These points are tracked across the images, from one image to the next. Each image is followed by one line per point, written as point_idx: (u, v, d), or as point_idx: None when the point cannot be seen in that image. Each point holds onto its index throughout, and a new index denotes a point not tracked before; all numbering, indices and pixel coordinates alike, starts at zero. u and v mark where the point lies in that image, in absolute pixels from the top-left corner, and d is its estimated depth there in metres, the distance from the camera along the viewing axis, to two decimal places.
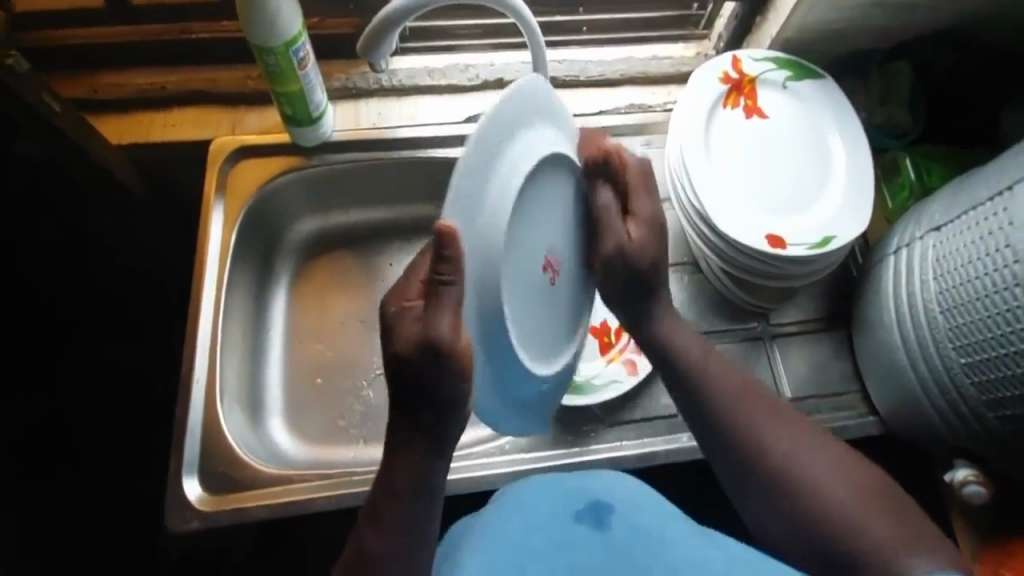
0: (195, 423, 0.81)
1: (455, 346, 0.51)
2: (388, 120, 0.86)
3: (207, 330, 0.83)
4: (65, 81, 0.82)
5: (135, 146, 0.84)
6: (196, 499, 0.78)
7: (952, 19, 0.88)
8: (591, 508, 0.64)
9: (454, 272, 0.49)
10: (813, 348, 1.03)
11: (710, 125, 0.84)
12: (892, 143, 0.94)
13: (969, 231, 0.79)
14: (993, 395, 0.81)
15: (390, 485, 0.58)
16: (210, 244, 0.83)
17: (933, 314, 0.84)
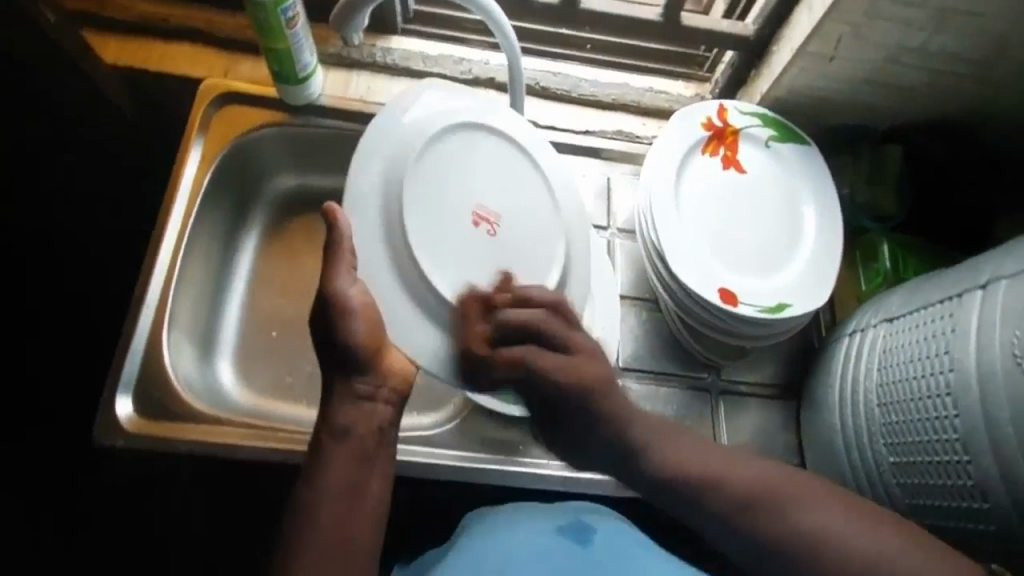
0: (137, 349, 0.83)
1: (345, 299, 0.62)
2: (376, 95, 0.88)
3: (167, 261, 0.85)
4: None
5: (128, 70, 0.86)
6: (126, 418, 0.80)
7: (948, 111, 0.87)
8: (573, 527, 0.77)
9: (340, 244, 0.61)
10: (762, 413, 1.02)
11: (685, 169, 0.83)
12: (872, 225, 0.92)
13: (916, 329, 0.78)
14: (915, 500, 0.80)
15: (330, 458, 0.62)
16: (182, 180, 0.86)
17: (871, 406, 0.84)
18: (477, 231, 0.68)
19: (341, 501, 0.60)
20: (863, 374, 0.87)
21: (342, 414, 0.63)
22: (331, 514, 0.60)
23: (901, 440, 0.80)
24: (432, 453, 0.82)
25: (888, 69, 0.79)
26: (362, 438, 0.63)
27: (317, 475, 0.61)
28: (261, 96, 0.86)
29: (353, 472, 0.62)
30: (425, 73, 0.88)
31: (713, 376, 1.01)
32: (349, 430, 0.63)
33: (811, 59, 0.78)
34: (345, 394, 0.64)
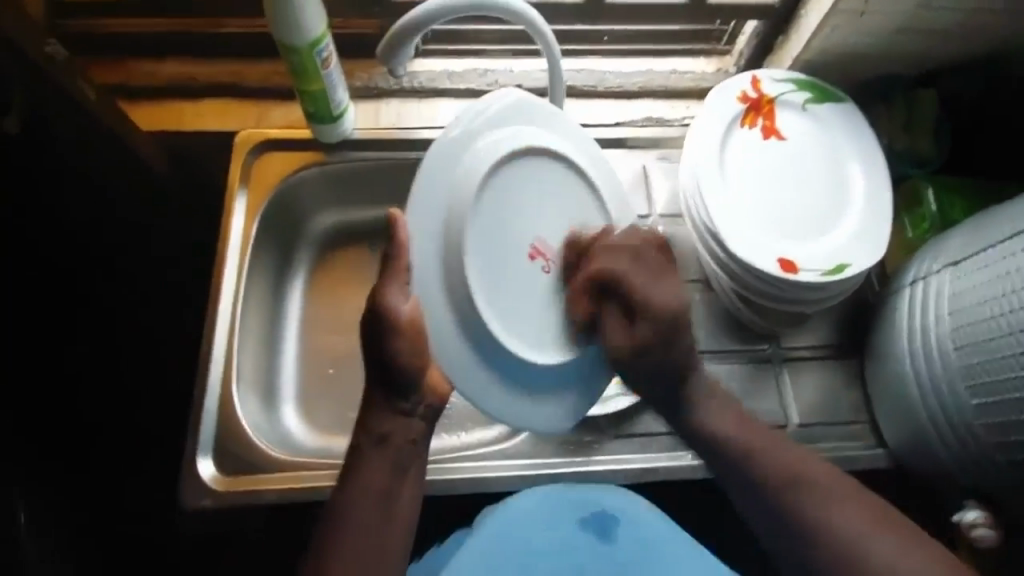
0: (210, 407, 0.83)
1: (398, 313, 0.62)
2: (407, 121, 0.88)
3: (227, 317, 0.86)
4: (102, 67, 0.86)
5: (165, 133, 0.89)
6: (210, 478, 0.81)
7: (984, 48, 0.87)
8: (595, 517, 0.82)
9: (398, 252, 0.62)
10: (827, 372, 1.02)
11: (727, 143, 0.84)
12: (913, 170, 0.93)
13: (986, 270, 0.78)
14: (1005, 439, 0.80)
15: (364, 471, 0.66)
16: (232, 233, 0.86)
17: (946, 352, 0.84)
18: (534, 265, 0.71)
19: (378, 508, 0.66)
20: (933, 323, 0.86)
21: (382, 423, 0.68)
22: (360, 532, 0.64)
23: (986, 380, 0.79)
24: (508, 464, 0.82)
25: (922, 17, 0.78)
26: (398, 450, 0.68)
27: (353, 484, 0.66)
28: (297, 140, 0.87)
29: (386, 485, 0.67)
30: (452, 91, 0.89)
31: (774, 346, 1.01)
32: (387, 438, 0.67)
33: (845, 17, 0.77)
34: (383, 404, 0.68)
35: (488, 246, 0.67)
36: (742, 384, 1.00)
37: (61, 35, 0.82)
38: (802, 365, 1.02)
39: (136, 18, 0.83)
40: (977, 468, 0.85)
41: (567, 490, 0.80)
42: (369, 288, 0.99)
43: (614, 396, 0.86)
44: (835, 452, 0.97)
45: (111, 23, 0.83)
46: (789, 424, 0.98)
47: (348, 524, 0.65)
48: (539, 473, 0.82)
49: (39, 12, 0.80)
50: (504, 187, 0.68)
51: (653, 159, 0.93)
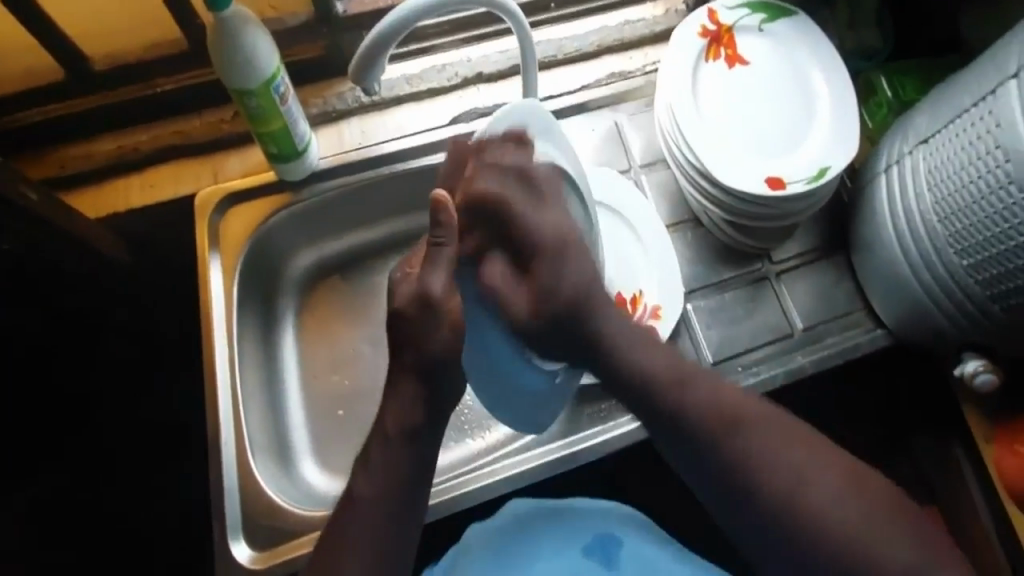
0: (232, 486, 0.78)
1: (444, 304, 0.62)
2: (373, 137, 0.83)
3: (229, 388, 0.80)
4: (29, 163, 0.77)
5: (114, 216, 0.79)
6: (249, 559, 0.76)
7: None
8: (601, 543, 0.82)
9: (445, 234, 0.61)
10: (818, 275, 1.06)
11: (696, 80, 0.83)
12: (864, 65, 0.97)
13: (960, 137, 0.81)
14: (997, 289, 0.85)
15: (376, 481, 0.62)
16: (213, 299, 0.79)
17: (930, 224, 0.89)
18: None
19: (396, 507, 0.62)
20: (914, 200, 0.90)
21: (404, 412, 0.64)
22: (375, 544, 0.61)
23: (971, 241, 0.84)
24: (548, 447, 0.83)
25: None
26: (423, 447, 0.64)
27: (371, 479, 0.62)
28: (258, 186, 0.79)
29: (403, 482, 0.63)
30: (413, 95, 0.84)
31: (766, 263, 1.03)
32: (415, 433, 0.64)
33: None
34: (413, 392, 0.64)
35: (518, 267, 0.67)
36: (743, 306, 1.02)
37: None
38: (796, 274, 1.05)
39: (61, 99, 0.74)
40: (971, 321, 0.91)
41: (562, 513, 0.83)
42: (363, 319, 0.93)
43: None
44: (839, 347, 1.02)
45: (35, 112, 0.74)
46: (794, 332, 1.02)
47: (355, 539, 0.60)
48: (582, 449, 0.81)
49: None
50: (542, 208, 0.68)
51: (628, 114, 0.91)
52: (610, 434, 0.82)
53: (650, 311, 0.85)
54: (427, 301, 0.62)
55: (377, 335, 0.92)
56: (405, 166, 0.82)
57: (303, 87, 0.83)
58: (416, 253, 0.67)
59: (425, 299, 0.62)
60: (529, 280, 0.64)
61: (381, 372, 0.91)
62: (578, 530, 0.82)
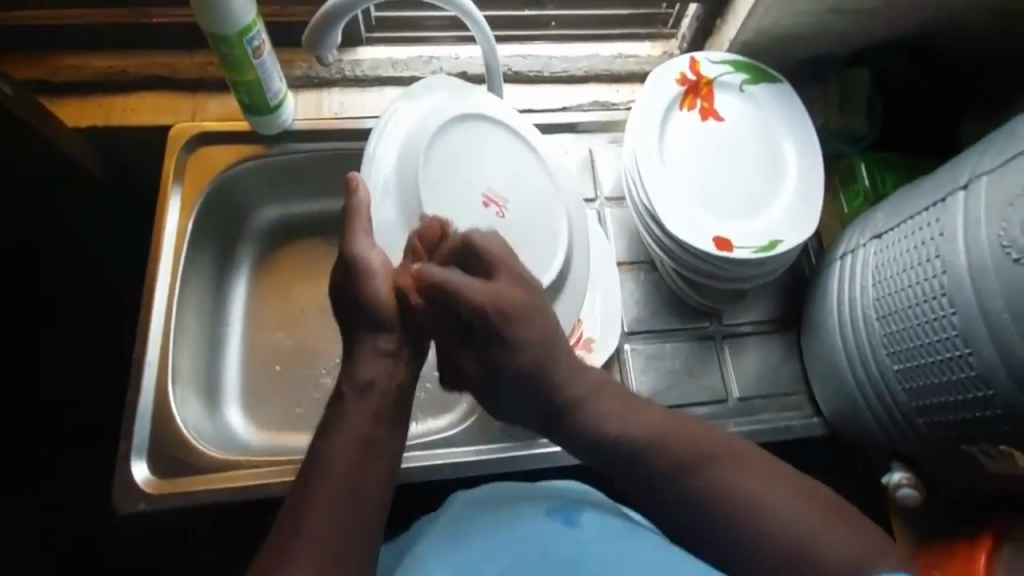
0: (146, 409, 0.78)
1: (364, 260, 0.62)
2: (349, 111, 0.88)
3: (163, 317, 0.81)
4: (21, 62, 0.83)
5: (92, 129, 0.86)
6: (144, 482, 0.76)
7: (907, 30, 0.91)
8: (560, 510, 0.68)
9: (354, 208, 0.64)
10: (766, 348, 1.03)
11: (666, 126, 0.86)
12: (848, 147, 0.97)
13: (907, 241, 0.82)
14: (924, 400, 0.84)
15: (344, 436, 0.58)
16: (165, 231, 0.83)
17: (869, 319, 0.88)
18: (488, 212, 0.72)
19: (359, 459, 0.57)
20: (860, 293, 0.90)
21: (366, 367, 0.61)
22: (342, 488, 0.56)
23: (904, 345, 0.83)
24: (452, 451, 0.85)
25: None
26: (383, 398, 0.61)
27: (336, 433, 0.58)
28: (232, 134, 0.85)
29: (367, 436, 0.59)
30: (395, 79, 0.89)
31: (715, 323, 1.01)
32: (374, 384, 0.61)
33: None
34: (373, 351, 0.62)
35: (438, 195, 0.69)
36: (685, 361, 1.00)
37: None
38: (742, 342, 1.03)
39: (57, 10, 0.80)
40: (898, 430, 0.90)
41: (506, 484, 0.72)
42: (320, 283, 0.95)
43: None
44: (774, 424, 0.99)
45: (26, 17, 0.80)
46: (728, 399, 0.99)
47: (319, 491, 0.55)
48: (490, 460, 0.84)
49: None
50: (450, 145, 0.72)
51: (604, 143, 0.95)
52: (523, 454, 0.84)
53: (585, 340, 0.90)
54: (351, 261, 0.62)
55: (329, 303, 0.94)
56: None
57: (288, 49, 0.88)
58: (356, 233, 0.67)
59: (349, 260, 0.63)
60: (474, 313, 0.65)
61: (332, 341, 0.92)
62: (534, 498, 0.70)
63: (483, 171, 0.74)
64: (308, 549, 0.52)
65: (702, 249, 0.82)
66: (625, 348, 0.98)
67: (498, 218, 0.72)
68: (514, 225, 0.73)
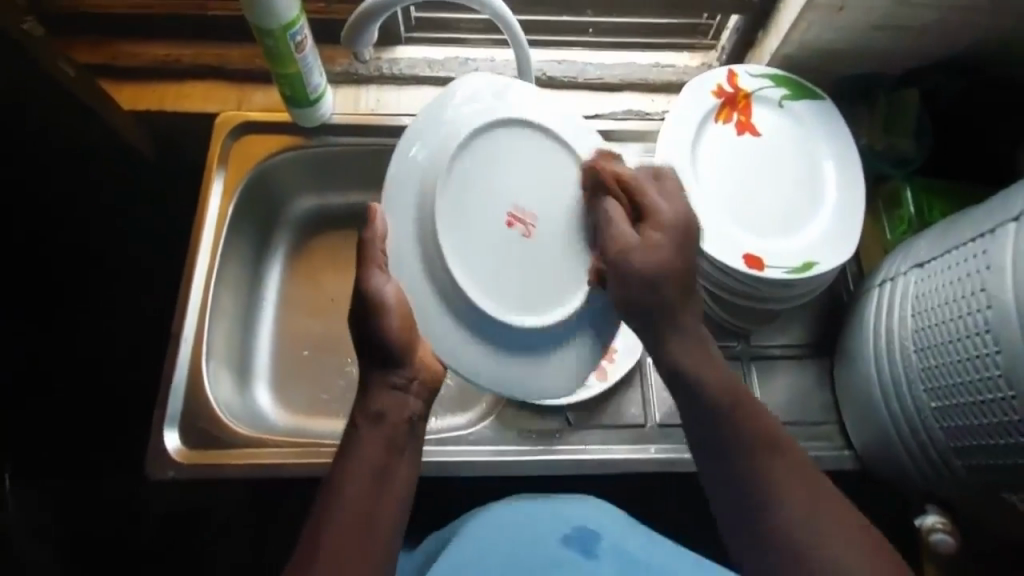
0: (180, 381, 0.81)
1: (379, 297, 0.62)
2: (385, 107, 0.92)
3: (200, 292, 0.84)
4: (86, 47, 0.90)
5: (146, 113, 0.91)
6: (175, 450, 0.78)
7: (957, 51, 0.89)
8: (578, 532, 0.77)
9: (371, 241, 0.63)
10: (800, 375, 0.93)
11: (700, 138, 0.84)
12: (892, 171, 0.93)
13: (952, 270, 0.71)
14: (962, 442, 0.73)
15: (357, 458, 0.61)
16: (209, 212, 0.86)
17: (905, 351, 0.77)
18: (513, 233, 0.68)
19: (369, 493, 0.59)
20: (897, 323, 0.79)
21: (377, 400, 0.64)
22: (355, 520, 0.58)
23: (942, 383, 0.72)
24: (471, 450, 0.81)
25: (901, 14, 0.80)
26: (392, 430, 0.64)
27: (348, 464, 0.61)
28: (274, 124, 0.89)
29: (378, 467, 0.61)
30: (431, 78, 0.93)
31: (743, 343, 0.91)
32: (384, 417, 0.64)
33: (822, 12, 0.79)
34: (383, 384, 0.65)
35: (462, 219, 0.65)
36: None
37: (74, 20, 0.88)
38: (773, 366, 0.93)
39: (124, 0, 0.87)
40: (935, 471, 0.78)
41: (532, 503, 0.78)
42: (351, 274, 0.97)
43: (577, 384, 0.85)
44: (803, 453, 0.88)
45: (96, 5, 0.87)
46: None
47: (331, 510, 0.58)
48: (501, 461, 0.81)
49: None
50: (478, 161, 0.67)
51: (638, 154, 0.94)
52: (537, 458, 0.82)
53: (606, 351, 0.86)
54: (369, 295, 0.62)
55: None
56: None
57: (328, 48, 0.93)
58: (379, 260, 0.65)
59: (366, 294, 0.62)
60: (665, 237, 0.66)
61: None
62: (555, 520, 0.78)
63: (512, 185, 0.68)
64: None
65: (732, 267, 0.78)
66: (644, 362, 0.88)
67: (525, 239, 0.68)
68: (539, 248, 0.69)
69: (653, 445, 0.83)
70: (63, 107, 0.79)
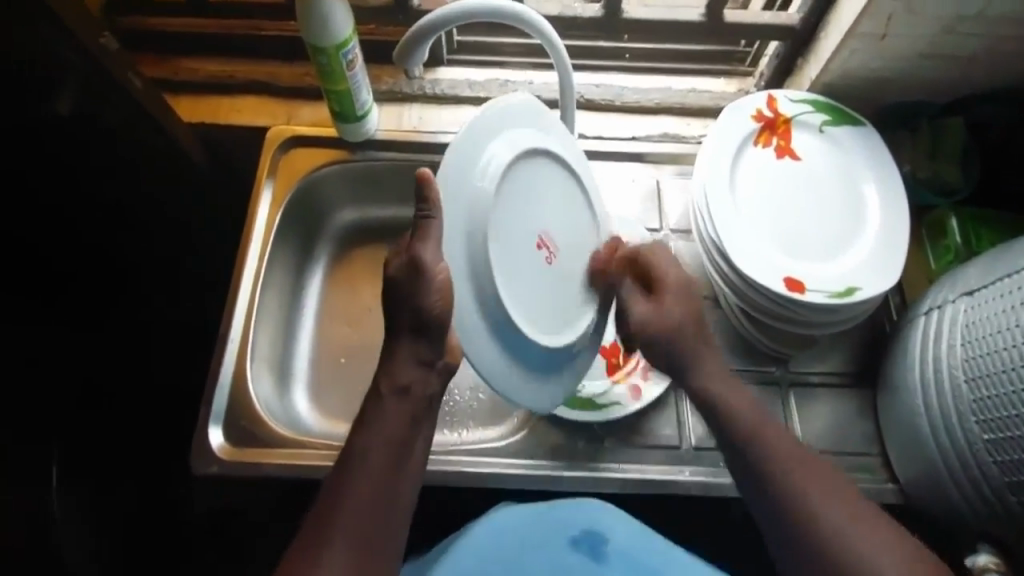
0: (225, 378, 0.83)
1: (435, 273, 0.58)
2: (428, 125, 0.95)
3: (247, 296, 0.87)
4: (150, 62, 0.96)
5: (202, 125, 0.96)
6: (218, 447, 0.80)
7: (1005, 80, 0.87)
8: (587, 537, 0.79)
9: (432, 208, 0.58)
10: (842, 403, 0.88)
11: (738, 161, 0.84)
12: (938, 201, 0.91)
13: (1003, 298, 0.68)
14: (1018, 478, 0.68)
15: (375, 448, 0.62)
16: (257, 220, 0.90)
17: (954, 382, 0.72)
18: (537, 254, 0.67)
19: (390, 458, 0.62)
20: (944, 351, 0.75)
21: (403, 372, 0.64)
22: (375, 477, 0.61)
23: (995, 413, 0.68)
24: (501, 463, 0.82)
25: (947, 41, 0.80)
26: (414, 403, 0.65)
27: (371, 427, 0.63)
28: (321, 139, 0.92)
29: (399, 439, 0.63)
30: (472, 98, 0.96)
31: (781, 369, 0.88)
32: (408, 391, 0.64)
33: (864, 39, 0.79)
34: (410, 350, 0.64)
35: (504, 227, 0.64)
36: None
37: (141, 37, 0.94)
38: (813, 395, 0.88)
39: (187, 19, 0.93)
40: (988, 510, 0.72)
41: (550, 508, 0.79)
42: None
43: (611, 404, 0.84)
44: None
45: (161, 23, 0.93)
46: None
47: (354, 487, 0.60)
48: (531, 476, 0.81)
49: (95, 9, 0.91)
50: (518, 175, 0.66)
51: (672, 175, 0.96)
52: (569, 475, 0.81)
53: (640, 368, 0.87)
54: (419, 268, 0.58)
55: (395, 307, 0.98)
56: None
57: (377, 68, 0.97)
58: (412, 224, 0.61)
59: (418, 267, 0.58)
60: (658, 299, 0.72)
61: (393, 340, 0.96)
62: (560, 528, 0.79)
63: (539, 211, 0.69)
64: (348, 522, 0.59)
65: (769, 288, 0.77)
66: (681, 384, 0.86)
67: (548, 264, 0.68)
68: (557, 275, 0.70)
69: (686, 468, 0.82)
70: (130, 115, 0.84)
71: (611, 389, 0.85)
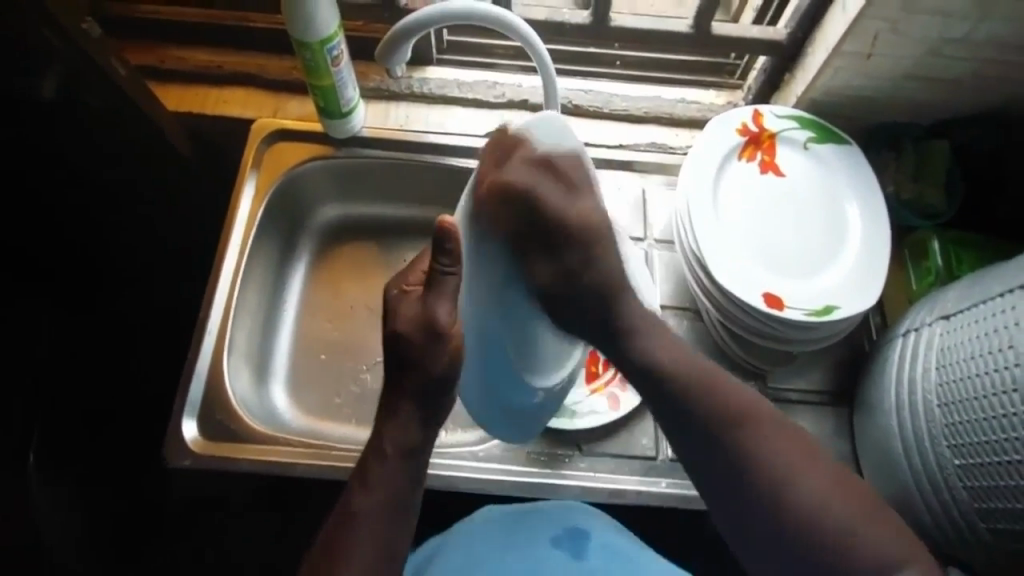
0: (201, 372, 0.83)
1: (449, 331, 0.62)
2: (414, 124, 0.95)
3: (227, 286, 0.87)
4: (137, 49, 0.96)
5: (187, 114, 0.96)
6: (191, 440, 0.79)
7: (988, 106, 0.88)
8: (570, 535, 0.77)
9: (454, 263, 0.60)
10: (821, 421, 0.87)
11: (722, 174, 0.84)
12: (920, 223, 0.91)
13: (977, 324, 0.68)
14: (986, 504, 0.68)
15: (374, 504, 0.62)
16: (240, 213, 0.90)
17: (928, 405, 0.72)
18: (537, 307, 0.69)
19: (389, 515, 0.63)
20: (919, 375, 0.74)
21: (401, 429, 0.64)
22: (370, 541, 0.62)
23: (965, 439, 0.68)
24: (477, 467, 0.81)
25: (930, 64, 0.80)
26: (417, 461, 0.65)
27: (365, 490, 0.63)
28: (306, 134, 0.92)
29: (395, 495, 0.63)
30: (461, 99, 0.96)
31: (760, 385, 0.87)
32: (410, 447, 0.64)
33: (848, 58, 0.79)
34: (409, 412, 0.64)
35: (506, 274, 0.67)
36: None
37: (129, 24, 0.94)
38: (792, 412, 0.88)
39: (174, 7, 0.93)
40: (960, 537, 0.72)
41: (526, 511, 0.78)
42: (372, 284, 0.99)
43: (588, 412, 0.83)
44: None
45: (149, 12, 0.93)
46: None
47: (354, 544, 0.61)
48: (504, 481, 0.80)
49: None
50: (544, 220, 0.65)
51: (659, 185, 0.96)
52: (545, 483, 0.80)
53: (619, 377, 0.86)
54: (434, 324, 0.61)
55: (377, 304, 0.98)
56: (436, 159, 0.93)
57: (366, 65, 0.97)
58: (413, 271, 0.67)
59: (431, 326, 0.61)
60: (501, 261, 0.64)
61: (373, 337, 0.96)
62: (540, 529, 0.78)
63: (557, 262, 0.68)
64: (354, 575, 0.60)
65: (748, 304, 0.77)
66: None
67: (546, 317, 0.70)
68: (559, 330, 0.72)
69: (663, 479, 0.81)
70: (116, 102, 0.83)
71: (590, 398, 0.85)
